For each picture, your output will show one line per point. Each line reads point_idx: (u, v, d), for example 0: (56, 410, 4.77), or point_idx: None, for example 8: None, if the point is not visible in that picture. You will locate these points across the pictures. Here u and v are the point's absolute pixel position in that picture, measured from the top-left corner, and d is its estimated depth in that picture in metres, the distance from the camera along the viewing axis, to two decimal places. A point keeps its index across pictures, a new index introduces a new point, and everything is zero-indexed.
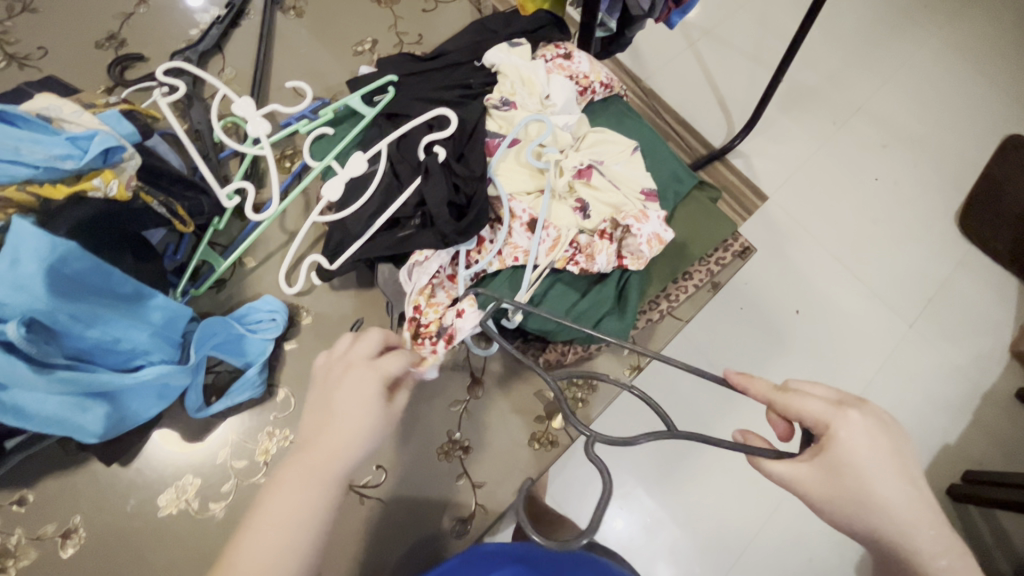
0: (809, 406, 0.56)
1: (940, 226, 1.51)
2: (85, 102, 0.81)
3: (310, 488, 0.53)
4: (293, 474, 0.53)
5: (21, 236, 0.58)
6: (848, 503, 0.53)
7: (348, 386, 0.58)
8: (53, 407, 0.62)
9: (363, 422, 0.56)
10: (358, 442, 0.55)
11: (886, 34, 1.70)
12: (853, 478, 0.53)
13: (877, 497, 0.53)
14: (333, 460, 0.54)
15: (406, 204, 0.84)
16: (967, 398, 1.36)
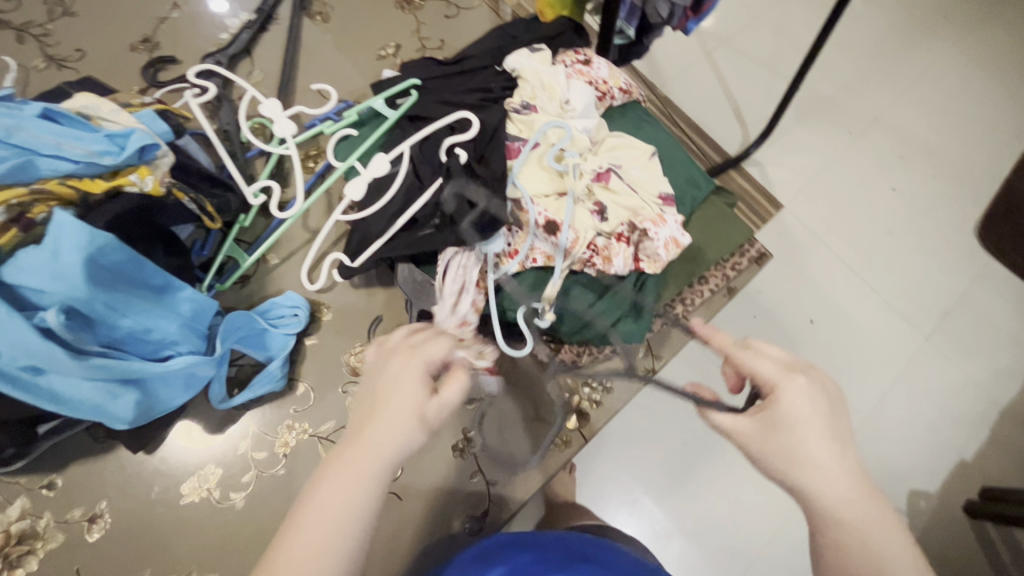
0: (759, 365, 0.60)
1: (958, 238, 1.49)
2: (121, 101, 0.85)
3: (354, 480, 0.50)
4: (337, 468, 0.51)
5: (64, 228, 0.61)
6: (780, 460, 0.55)
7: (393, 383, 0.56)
8: (88, 392, 0.64)
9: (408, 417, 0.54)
10: (401, 434, 0.53)
11: (904, 45, 1.70)
12: (786, 429, 0.55)
13: (815, 457, 0.53)
14: (376, 455, 0.51)
15: (427, 204, 0.85)
16: (985, 410, 1.34)
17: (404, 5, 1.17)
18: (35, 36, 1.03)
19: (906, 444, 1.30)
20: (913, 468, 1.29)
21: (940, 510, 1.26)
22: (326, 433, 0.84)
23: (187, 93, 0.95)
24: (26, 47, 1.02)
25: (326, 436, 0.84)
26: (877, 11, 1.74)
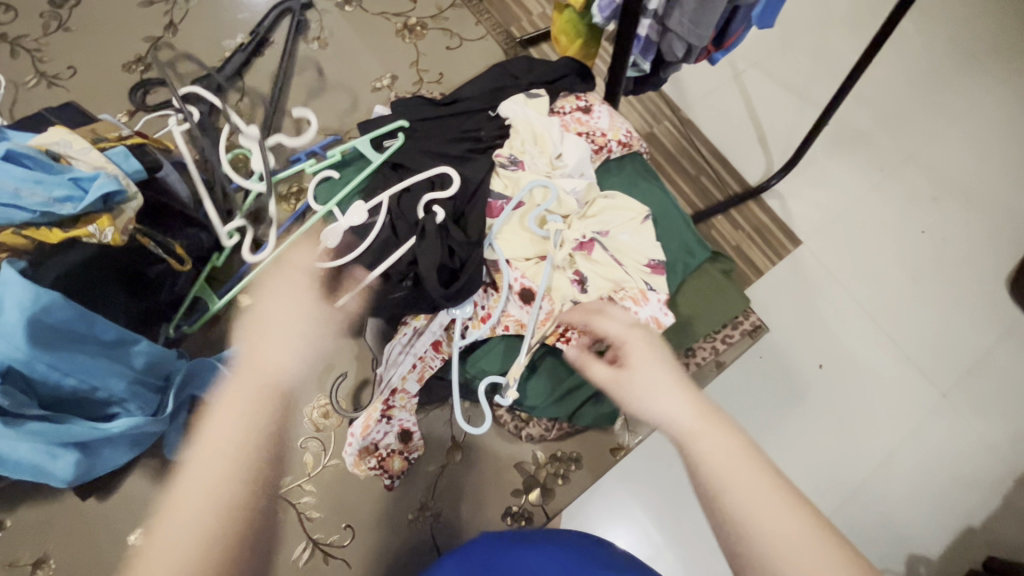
0: (609, 325, 0.70)
1: (988, 292, 1.38)
2: (98, 135, 0.83)
3: (259, 383, 0.55)
4: (248, 373, 0.56)
5: (7, 286, 0.59)
6: (634, 391, 0.61)
7: (267, 311, 0.63)
8: (26, 453, 0.63)
9: (297, 330, 0.62)
10: (296, 345, 0.60)
11: (942, 84, 1.59)
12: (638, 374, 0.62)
13: (652, 387, 0.60)
14: (265, 359, 0.57)
15: (399, 261, 0.80)
16: (1003, 478, 1.21)
17: (404, 33, 1.14)
18: (28, 51, 1.01)
19: (910, 506, 1.19)
20: (919, 533, 1.17)
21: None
22: (280, 488, 0.83)
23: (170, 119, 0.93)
24: (17, 61, 1.01)
25: (280, 491, 0.82)
26: (919, 42, 1.63)
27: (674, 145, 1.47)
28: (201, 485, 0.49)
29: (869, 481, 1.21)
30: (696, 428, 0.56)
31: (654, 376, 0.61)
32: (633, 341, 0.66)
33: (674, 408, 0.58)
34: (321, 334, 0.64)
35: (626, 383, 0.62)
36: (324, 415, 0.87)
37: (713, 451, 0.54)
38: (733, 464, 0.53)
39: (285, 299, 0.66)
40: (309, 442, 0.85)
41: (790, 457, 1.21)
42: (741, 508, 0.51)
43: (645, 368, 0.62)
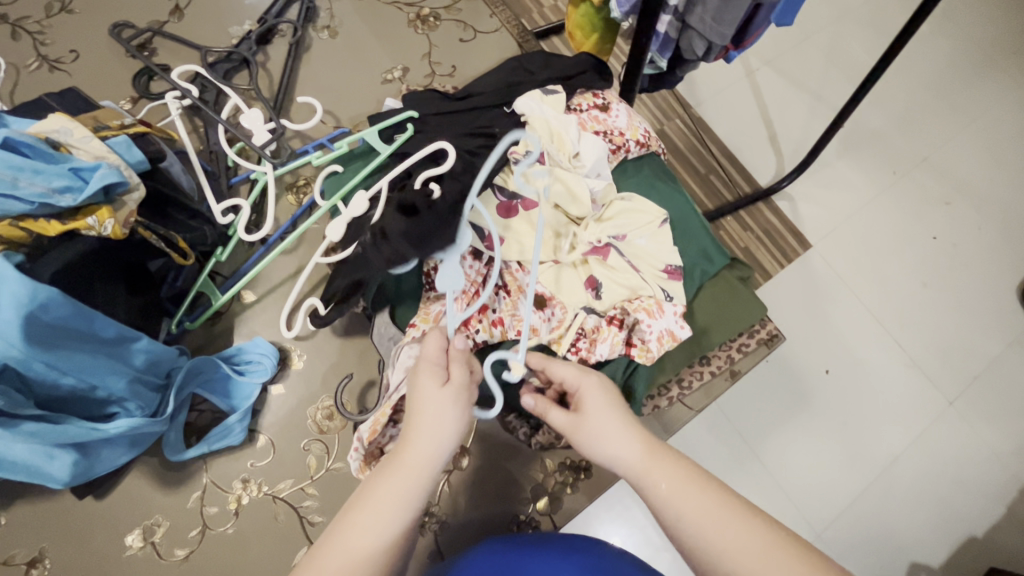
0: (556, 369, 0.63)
1: (1002, 300, 1.35)
2: (99, 122, 0.80)
3: (411, 484, 0.51)
4: (386, 473, 0.52)
5: (3, 280, 0.56)
6: (590, 441, 0.58)
7: (424, 399, 0.56)
8: (21, 454, 0.60)
9: (442, 412, 0.55)
10: (441, 424, 0.54)
11: (960, 86, 1.56)
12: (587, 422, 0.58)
13: (605, 435, 0.57)
14: (422, 454, 0.53)
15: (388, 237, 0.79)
16: (1006, 488, 1.19)
17: (417, 23, 1.10)
18: (30, 33, 0.98)
19: (916, 515, 1.17)
20: (923, 543, 1.15)
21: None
22: (281, 491, 0.80)
23: (167, 95, 0.90)
24: (19, 43, 0.97)
25: (280, 495, 0.80)
26: (939, 44, 1.59)
27: (686, 145, 1.44)
28: (372, 517, 0.49)
29: (877, 489, 1.18)
30: (648, 470, 0.53)
31: (603, 416, 0.58)
32: (592, 386, 0.60)
33: (623, 447, 0.56)
34: (461, 408, 0.56)
35: (584, 431, 0.58)
36: (328, 417, 0.84)
37: (664, 502, 0.51)
38: (678, 496, 0.51)
39: (438, 375, 0.58)
40: (313, 445, 0.83)
41: (798, 465, 1.19)
42: (692, 526, 0.50)
43: (601, 407, 0.59)
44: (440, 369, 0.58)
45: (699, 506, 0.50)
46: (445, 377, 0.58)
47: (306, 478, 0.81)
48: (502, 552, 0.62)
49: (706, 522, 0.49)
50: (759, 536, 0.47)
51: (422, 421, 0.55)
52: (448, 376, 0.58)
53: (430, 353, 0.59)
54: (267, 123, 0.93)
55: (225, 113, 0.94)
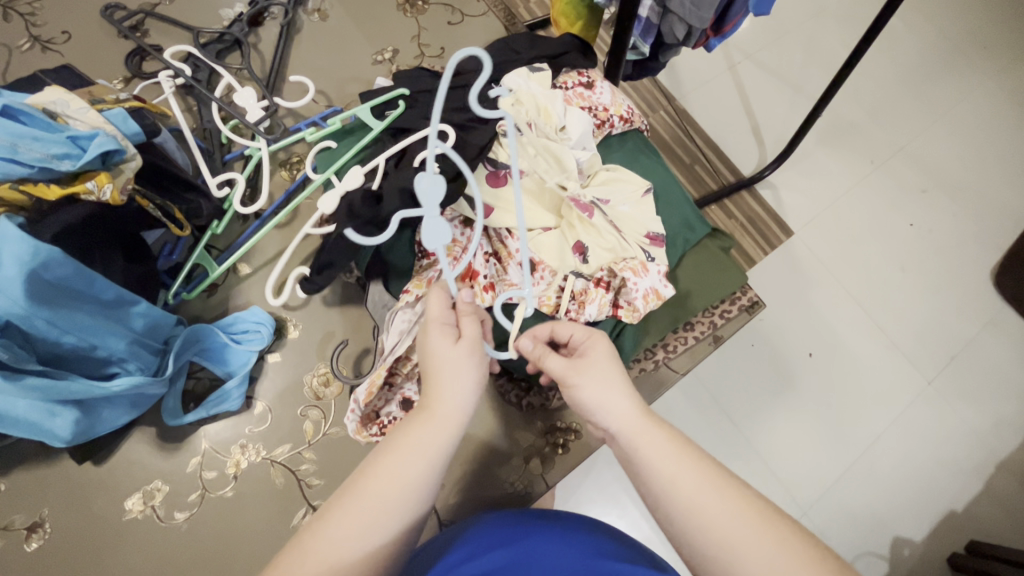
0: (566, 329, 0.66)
1: (975, 282, 1.40)
2: (96, 96, 0.82)
3: (441, 436, 0.52)
4: (413, 434, 0.52)
5: (4, 239, 0.57)
6: (583, 393, 0.57)
7: (441, 355, 0.56)
8: (24, 410, 0.62)
9: (461, 367, 0.56)
10: (462, 377, 0.55)
11: (934, 78, 1.62)
12: (585, 375, 0.58)
13: (600, 390, 0.56)
14: (448, 408, 0.54)
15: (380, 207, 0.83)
16: (980, 464, 1.24)
17: (406, 8, 1.13)
18: (21, 14, 0.99)
19: (896, 490, 1.22)
20: (901, 515, 1.20)
21: (925, 560, 1.17)
22: (279, 457, 0.82)
23: (161, 74, 0.93)
24: (11, 24, 0.98)
25: (278, 460, 0.82)
26: (912, 36, 1.65)
27: (669, 134, 1.48)
28: (402, 472, 0.49)
29: (859, 467, 1.23)
30: (646, 429, 0.53)
31: (604, 368, 0.58)
32: (600, 341, 0.61)
33: (621, 406, 0.55)
34: (479, 361, 0.57)
35: (585, 378, 0.57)
36: (324, 383, 0.86)
37: (659, 461, 0.51)
38: (670, 461, 0.51)
39: (450, 332, 0.58)
40: (309, 411, 0.84)
41: (780, 438, 1.23)
42: (682, 500, 0.49)
43: (600, 357, 0.59)
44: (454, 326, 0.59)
45: (693, 475, 0.50)
46: (457, 334, 0.59)
47: (303, 443, 0.83)
48: (506, 525, 0.64)
49: (695, 495, 0.49)
50: (747, 510, 0.47)
51: (446, 379, 0.55)
52: (457, 328, 0.59)
53: (438, 312, 0.60)
54: (260, 102, 0.95)
55: (217, 92, 0.96)
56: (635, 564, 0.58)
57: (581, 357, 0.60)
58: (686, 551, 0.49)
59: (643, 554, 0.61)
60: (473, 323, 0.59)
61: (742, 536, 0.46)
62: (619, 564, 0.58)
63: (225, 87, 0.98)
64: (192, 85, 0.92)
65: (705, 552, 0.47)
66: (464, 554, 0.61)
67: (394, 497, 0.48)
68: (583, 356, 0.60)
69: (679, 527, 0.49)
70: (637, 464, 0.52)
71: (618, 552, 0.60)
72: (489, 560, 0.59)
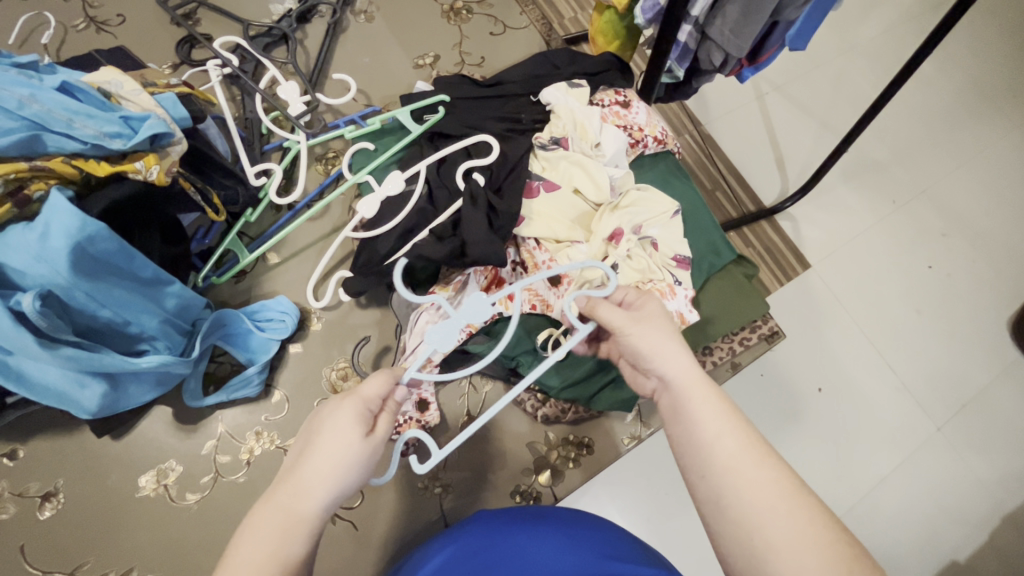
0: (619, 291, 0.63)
1: (992, 332, 1.39)
2: (148, 79, 0.84)
3: (293, 541, 0.44)
4: (265, 522, 0.44)
5: (57, 210, 0.59)
6: (645, 342, 0.56)
7: (340, 441, 0.48)
8: (56, 379, 0.65)
9: (349, 466, 0.48)
10: (344, 478, 0.47)
11: (962, 123, 1.62)
12: (643, 328, 0.57)
13: (662, 348, 0.56)
14: (311, 505, 0.45)
15: (417, 210, 0.85)
16: (985, 516, 1.22)
17: (450, 16, 1.15)
18: None
19: (899, 536, 1.19)
20: (903, 563, 1.17)
21: None
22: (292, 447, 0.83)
23: (209, 63, 0.95)
24: (69, 5, 1.02)
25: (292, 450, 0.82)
26: (943, 80, 1.66)
27: (694, 158, 1.49)
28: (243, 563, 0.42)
29: (863, 509, 1.21)
30: (700, 387, 0.53)
31: (659, 322, 0.58)
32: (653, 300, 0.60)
33: (679, 364, 0.55)
34: (370, 467, 0.50)
35: (642, 331, 0.57)
36: (342, 378, 0.87)
37: (707, 418, 0.51)
38: (716, 425, 0.51)
39: (366, 421, 0.51)
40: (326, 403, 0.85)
41: None
42: (718, 459, 0.49)
43: (659, 317, 0.58)
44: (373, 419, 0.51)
45: (735, 443, 0.49)
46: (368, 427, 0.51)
47: None
48: (500, 523, 0.64)
49: (733, 461, 0.49)
50: (784, 481, 0.47)
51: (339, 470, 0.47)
52: (372, 421, 0.51)
53: (368, 393, 0.52)
54: (303, 97, 0.97)
55: (261, 85, 0.98)
56: (635, 564, 0.57)
57: (636, 311, 0.59)
58: (713, 516, 0.49)
59: (649, 556, 0.60)
60: (388, 424, 0.52)
61: (769, 504, 0.46)
62: (619, 563, 0.57)
63: (269, 79, 1.00)
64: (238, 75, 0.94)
65: (735, 516, 0.47)
66: (455, 551, 0.61)
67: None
68: (642, 311, 0.59)
69: (711, 483, 0.49)
70: (682, 417, 0.53)
71: (612, 547, 0.60)
72: (482, 560, 0.60)
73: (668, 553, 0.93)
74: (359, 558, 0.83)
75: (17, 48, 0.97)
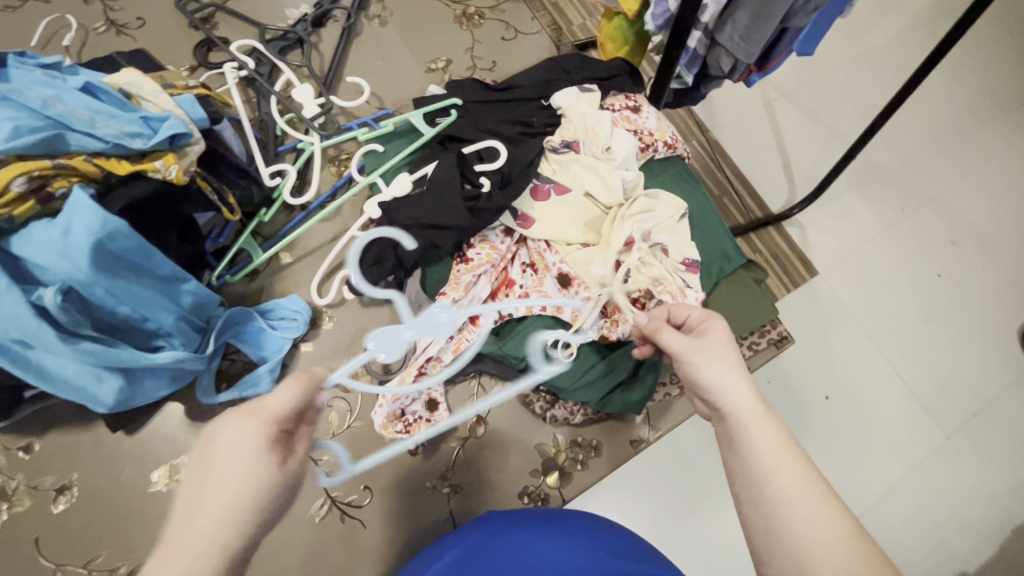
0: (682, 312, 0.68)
1: (1002, 340, 1.38)
2: (167, 81, 0.86)
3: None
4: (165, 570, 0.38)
5: (79, 209, 0.60)
6: (705, 367, 0.59)
7: (250, 469, 0.44)
8: (74, 372, 0.66)
9: (267, 496, 0.44)
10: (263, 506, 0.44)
11: (973, 131, 1.62)
12: (705, 353, 0.60)
13: (720, 373, 0.57)
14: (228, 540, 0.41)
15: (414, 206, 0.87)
16: (996, 527, 1.21)
17: (463, 20, 1.17)
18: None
19: (908, 545, 1.18)
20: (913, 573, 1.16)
21: None
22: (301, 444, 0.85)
23: (226, 65, 0.97)
24: (90, 8, 1.04)
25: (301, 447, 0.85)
26: (953, 88, 1.66)
27: (702, 164, 1.49)
28: None
29: (871, 518, 1.20)
30: (761, 417, 0.54)
31: (722, 352, 0.60)
32: (718, 323, 0.64)
33: (738, 392, 0.56)
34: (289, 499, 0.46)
35: (702, 357, 0.59)
36: (352, 376, 0.88)
37: (767, 447, 0.51)
38: (774, 454, 0.51)
39: (276, 446, 0.47)
40: (336, 402, 0.87)
41: None
42: (775, 486, 0.49)
43: (720, 341, 0.61)
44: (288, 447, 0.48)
45: (795, 475, 0.49)
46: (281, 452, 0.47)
47: (327, 432, 0.85)
48: (506, 525, 0.65)
49: (789, 490, 0.48)
50: (843, 524, 0.46)
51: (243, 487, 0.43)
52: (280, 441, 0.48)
53: (274, 410, 0.48)
54: (316, 99, 0.98)
55: (277, 87, 0.99)
56: (639, 563, 0.58)
57: (699, 338, 0.62)
58: (763, 544, 0.48)
59: (651, 556, 0.61)
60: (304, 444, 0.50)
61: (825, 541, 0.45)
62: (624, 560, 0.58)
63: (284, 82, 1.02)
64: (254, 77, 0.95)
65: (791, 546, 0.46)
66: (461, 554, 0.62)
67: None
68: (704, 335, 0.62)
69: (762, 511, 0.49)
70: (738, 443, 0.53)
71: (622, 551, 0.60)
72: (488, 563, 0.60)
73: (677, 558, 0.92)
74: (367, 557, 0.83)
75: (39, 49, 0.99)
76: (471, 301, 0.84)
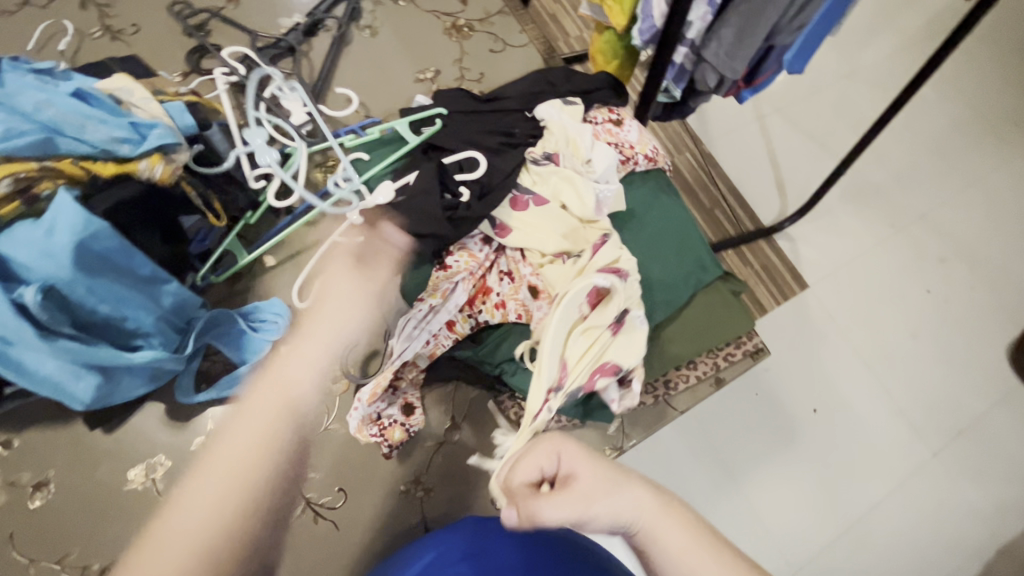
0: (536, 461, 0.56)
1: (986, 357, 1.39)
2: (157, 87, 0.88)
3: (279, 391, 0.55)
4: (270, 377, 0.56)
5: (63, 210, 0.62)
6: (588, 512, 0.52)
7: (330, 300, 0.64)
8: (52, 370, 0.67)
9: (343, 320, 0.62)
10: (345, 324, 0.62)
11: (963, 150, 1.64)
12: (584, 496, 0.52)
13: (602, 504, 0.52)
14: (311, 355, 0.58)
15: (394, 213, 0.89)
16: (978, 544, 1.22)
17: (452, 32, 1.19)
18: (97, 5, 1.07)
19: (888, 562, 1.19)
20: None
21: None
22: None
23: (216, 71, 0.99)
24: (86, 13, 1.06)
25: None
26: (943, 107, 1.68)
27: (693, 176, 1.51)
28: (235, 453, 0.51)
29: (852, 535, 1.21)
30: (662, 516, 0.52)
31: (598, 480, 0.53)
32: (574, 452, 0.56)
33: (628, 510, 0.52)
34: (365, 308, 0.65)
35: (590, 499, 0.52)
36: (331, 379, 0.89)
37: (674, 539, 0.52)
38: (681, 552, 0.51)
39: (349, 279, 0.67)
40: (313, 405, 0.88)
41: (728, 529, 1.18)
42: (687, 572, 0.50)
43: (587, 472, 0.54)
44: (292, 426, 0.53)
45: (700, 551, 0.51)
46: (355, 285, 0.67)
47: (304, 434, 0.86)
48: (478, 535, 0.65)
49: (684, 554, 0.51)
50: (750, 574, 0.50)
51: (237, 486, 0.49)
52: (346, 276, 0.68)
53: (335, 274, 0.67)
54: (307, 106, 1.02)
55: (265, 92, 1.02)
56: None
57: (569, 486, 0.53)
58: None
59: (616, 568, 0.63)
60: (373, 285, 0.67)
61: None
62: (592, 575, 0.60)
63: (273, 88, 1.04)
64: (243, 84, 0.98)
65: None
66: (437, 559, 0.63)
67: (224, 468, 0.50)
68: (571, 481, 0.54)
69: None
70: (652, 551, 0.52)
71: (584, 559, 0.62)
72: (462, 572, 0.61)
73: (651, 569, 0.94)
74: (342, 560, 0.84)
75: (35, 53, 1.01)
76: (444, 313, 0.84)
